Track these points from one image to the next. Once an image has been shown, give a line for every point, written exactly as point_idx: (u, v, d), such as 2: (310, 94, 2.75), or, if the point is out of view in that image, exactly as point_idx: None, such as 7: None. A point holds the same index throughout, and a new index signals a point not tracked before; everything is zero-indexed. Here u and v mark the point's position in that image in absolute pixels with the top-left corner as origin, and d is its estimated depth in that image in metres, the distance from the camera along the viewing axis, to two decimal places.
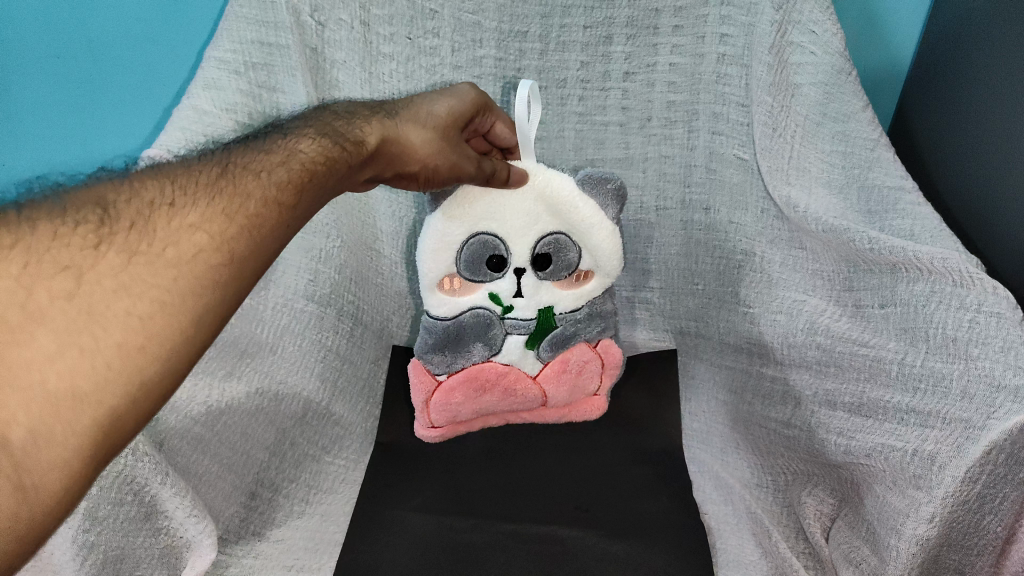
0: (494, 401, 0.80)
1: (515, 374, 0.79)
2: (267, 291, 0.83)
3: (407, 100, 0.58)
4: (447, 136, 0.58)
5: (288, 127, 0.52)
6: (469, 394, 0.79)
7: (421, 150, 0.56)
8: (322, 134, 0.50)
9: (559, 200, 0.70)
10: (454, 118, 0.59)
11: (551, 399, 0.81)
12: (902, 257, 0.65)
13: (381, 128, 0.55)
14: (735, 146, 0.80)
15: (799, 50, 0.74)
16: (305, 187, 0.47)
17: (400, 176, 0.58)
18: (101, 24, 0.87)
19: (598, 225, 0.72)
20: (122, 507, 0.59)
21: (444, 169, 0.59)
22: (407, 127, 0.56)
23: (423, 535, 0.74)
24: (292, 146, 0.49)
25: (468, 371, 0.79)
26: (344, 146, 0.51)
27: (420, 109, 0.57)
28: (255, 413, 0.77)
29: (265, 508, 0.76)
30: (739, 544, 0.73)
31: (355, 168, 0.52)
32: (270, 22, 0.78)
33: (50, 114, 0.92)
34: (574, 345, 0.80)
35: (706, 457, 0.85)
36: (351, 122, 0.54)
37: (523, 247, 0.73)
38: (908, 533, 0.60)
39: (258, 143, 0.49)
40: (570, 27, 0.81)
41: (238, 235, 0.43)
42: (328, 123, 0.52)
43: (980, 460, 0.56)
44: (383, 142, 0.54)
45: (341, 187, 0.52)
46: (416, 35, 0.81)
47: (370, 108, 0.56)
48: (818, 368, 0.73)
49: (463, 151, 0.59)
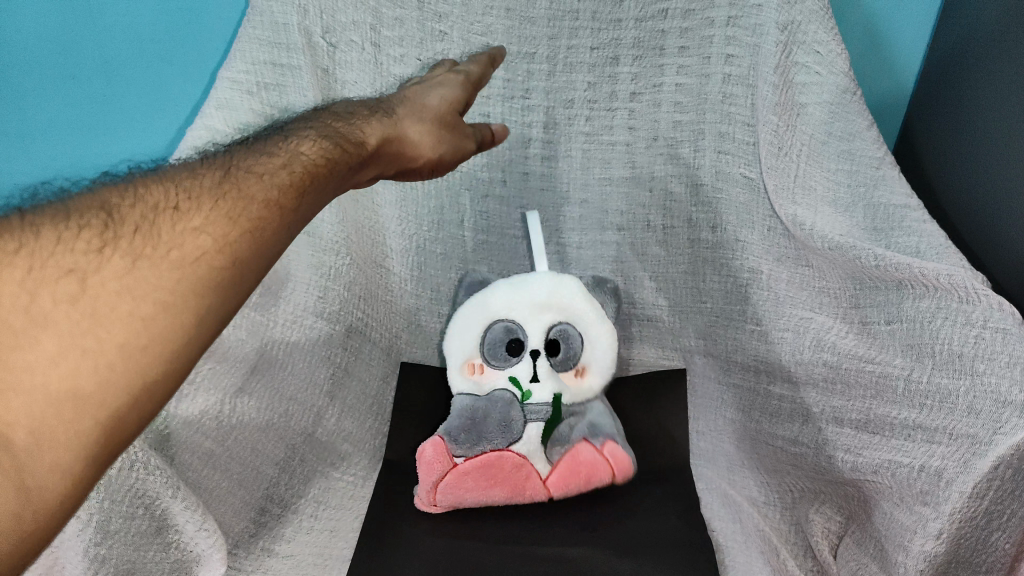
0: (502, 494, 0.77)
1: (527, 470, 0.76)
2: (278, 307, 0.84)
3: (402, 99, 0.60)
4: (444, 130, 0.59)
5: (291, 127, 0.52)
6: (479, 479, 0.76)
7: (422, 146, 0.57)
8: (322, 135, 0.51)
9: (569, 307, 0.82)
10: (448, 111, 0.60)
11: (555, 486, 0.77)
12: (908, 274, 0.66)
13: (381, 129, 0.55)
14: (741, 165, 0.81)
15: (803, 69, 0.76)
16: (309, 188, 0.47)
17: (404, 173, 0.59)
18: (117, 45, 0.90)
19: (589, 313, 0.83)
20: (134, 520, 0.59)
21: (447, 159, 0.59)
22: (405, 124, 0.57)
23: (433, 555, 0.74)
24: (296, 148, 0.49)
25: (479, 460, 0.76)
26: (346, 146, 0.51)
27: (415, 107, 0.59)
28: (266, 428, 0.78)
29: (274, 524, 0.75)
30: (748, 561, 0.72)
31: (360, 167, 0.52)
32: (282, 43, 0.80)
33: (65, 135, 0.94)
34: (586, 447, 0.78)
35: (712, 474, 0.84)
36: (353, 123, 0.54)
37: (538, 329, 0.81)
38: (915, 550, 0.60)
39: (262, 146, 0.49)
40: (577, 47, 0.83)
41: (242, 237, 0.42)
42: (330, 124, 0.53)
43: (988, 475, 0.57)
44: (383, 142, 0.54)
45: (345, 188, 0.52)
46: (426, 57, 0.82)
47: (368, 108, 0.57)
48: (825, 386, 0.73)
49: (462, 142, 0.61)
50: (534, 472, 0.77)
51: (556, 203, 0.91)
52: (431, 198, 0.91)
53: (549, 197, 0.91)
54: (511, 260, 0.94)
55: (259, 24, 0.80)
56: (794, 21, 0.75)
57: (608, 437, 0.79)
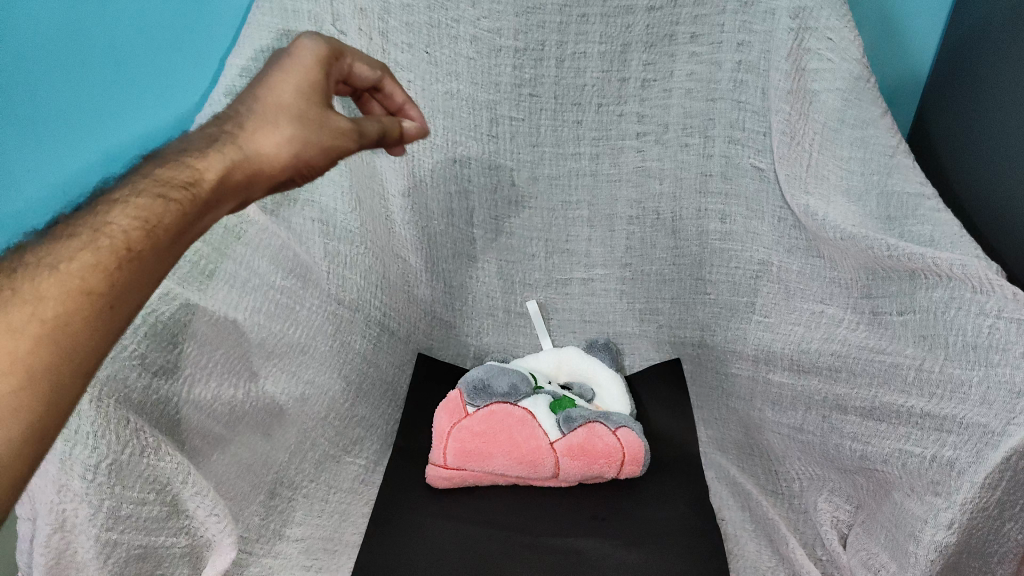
0: (508, 453, 0.78)
1: (530, 425, 0.80)
2: (305, 292, 0.81)
3: (244, 95, 0.47)
4: (311, 124, 0.46)
5: (109, 196, 0.42)
6: (483, 428, 0.80)
7: (281, 159, 0.45)
8: (144, 196, 0.41)
9: (578, 371, 0.90)
10: (306, 99, 0.47)
11: (568, 467, 0.78)
12: (921, 263, 0.65)
13: (220, 155, 0.44)
14: (753, 155, 0.81)
15: (816, 56, 0.75)
16: (123, 273, 0.38)
17: (272, 190, 0.47)
18: (125, 30, 0.91)
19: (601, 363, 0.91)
20: (145, 506, 0.58)
21: (320, 162, 0.47)
22: (254, 136, 0.45)
23: (441, 543, 0.74)
24: (105, 223, 0.40)
25: (486, 412, 0.81)
26: (165, 200, 0.41)
27: (262, 106, 0.46)
28: (279, 414, 0.77)
29: (285, 507, 0.76)
30: (757, 550, 0.73)
31: (186, 215, 0.42)
32: (292, 30, 0.80)
33: (70, 125, 0.93)
34: (592, 419, 0.81)
35: (723, 462, 0.85)
36: (184, 161, 0.43)
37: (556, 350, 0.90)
38: (926, 540, 0.59)
39: (61, 230, 0.39)
40: (587, 36, 0.82)
41: (30, 354, 0.34)
42: (152, 175, 0.43)
43: (999, 466, 0.56)
44: (225, 174, 0.44)
45: (177, 246, 0.42)
46: (433, 48, 0.83)
47: (211, 132, 0.46)
48: (829, 374, 0.74)
49: (341, 129, 0.47)
50: (536, 429, 0.80)
51: (565, 193, 0.91)
52: (440, 188, 0.89)
53: (557, 188, 0.90)
54: (522, 249, 0.94)
55: (269, 10, 0.80)
56: (805, 8, 0.74)
57: (621, 424, 0.82)
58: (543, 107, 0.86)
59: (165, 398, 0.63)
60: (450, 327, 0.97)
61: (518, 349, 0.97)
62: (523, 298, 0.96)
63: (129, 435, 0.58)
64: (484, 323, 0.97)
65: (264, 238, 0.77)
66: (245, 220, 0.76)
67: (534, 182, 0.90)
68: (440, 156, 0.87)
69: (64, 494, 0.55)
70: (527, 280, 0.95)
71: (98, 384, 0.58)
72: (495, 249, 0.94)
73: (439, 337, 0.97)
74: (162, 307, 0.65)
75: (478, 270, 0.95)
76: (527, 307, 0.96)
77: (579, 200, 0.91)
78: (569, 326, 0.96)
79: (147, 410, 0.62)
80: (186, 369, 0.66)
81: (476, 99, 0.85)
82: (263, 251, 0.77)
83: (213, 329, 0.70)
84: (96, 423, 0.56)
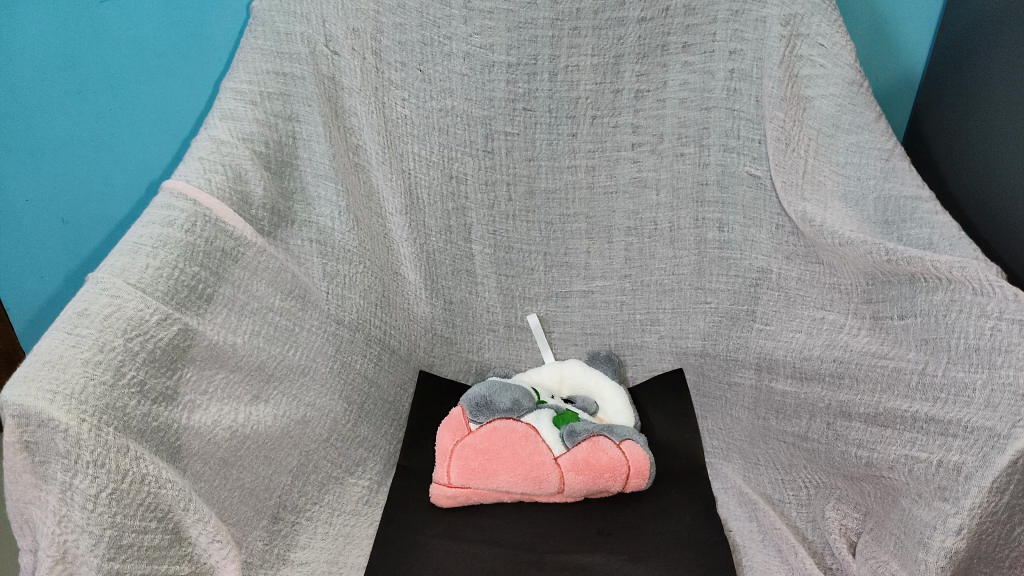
0: (512, 470, 0.78)
1: (534, 442, 0.80)
2: (304, 314, 0.81)
3: None
4: None
5: None
6: (487, 445, 0.79)
7: None
8: None
9: (581, 385, 0.90)
10: None
11: (573, 482, 0.77)
12: (920, 267, 0.66)
13: None
14: (747, 163, 0.82)
15: (808, 63, 0.76)
16: None
17: None
18: (118, 59, 0.93)
19: (602, 379, 0.89)
20: (146, 534, 0.57)
21: None
22: None
23: (446, 562, 0.73)
24: None
25: (489, 429, 0.81)
26: None
27: None
28: (282, 437, 0.76)
29: (288, 531, 0.75)
30: (765, 562, 0.72)
31: None
32: (286, 54, 0.80)
33: (72, 151, 0.97)
34: (596, 434, 0.81)
35: (729, 472, 0.84)
36: None
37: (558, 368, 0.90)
38: (936, 546, 0.58)
39: None
40: (579, 49, 0.83)
41: None
42: None
43: (1007, 469, 0.55)
44: None
45: None
46: (427, 67, 0.84)
47: None
48: (832, 380, 0.74)
49: None
50: (540, 445, 0.79)
51: (562, 206, 0.90)
52: (437, 206, 0.89)
53: (554, 202, 0.90)
54: (521, 263, 0.93)
55: (262, 34, 0.81)
56: (795, 15, 0.75)
57: (625, 436, 0.81)
58: (538, 121, 0.86)
59: (165, 425, 0.63)
60: (450, 343, 0.96)
61: (519, 363, 0.96)
62: (523, 312, 0.95)
63: (128, 464, 0.57)
64: (484, 339, 0.96)
65: (261, 261, 0.76)
66: (243, 243, 0.74)
67: (531, 196, 0.90)
68: (436, 173, 0.88)
69: (65, 525, 0.54)
70: (527, 294, 0.94)
71: (97, 414, 0.57)
72: (493, 264, 0.93)
73: (440, 353, 0.96)
74: (159, 331, 0.63)
75: (479, 286, 0.93)
76: (527, 322, 0.95)
77: (577, 213, 0.90)
78: (570, 339, 0.95)
79: (146, 438, 0.61)
80: (185, 395, 0.66)
81: (470, 116, 0.86)
82: (262, 274, 0.76)
83: (212, 353, 0.69)
84: (95, 452, 0.55)
